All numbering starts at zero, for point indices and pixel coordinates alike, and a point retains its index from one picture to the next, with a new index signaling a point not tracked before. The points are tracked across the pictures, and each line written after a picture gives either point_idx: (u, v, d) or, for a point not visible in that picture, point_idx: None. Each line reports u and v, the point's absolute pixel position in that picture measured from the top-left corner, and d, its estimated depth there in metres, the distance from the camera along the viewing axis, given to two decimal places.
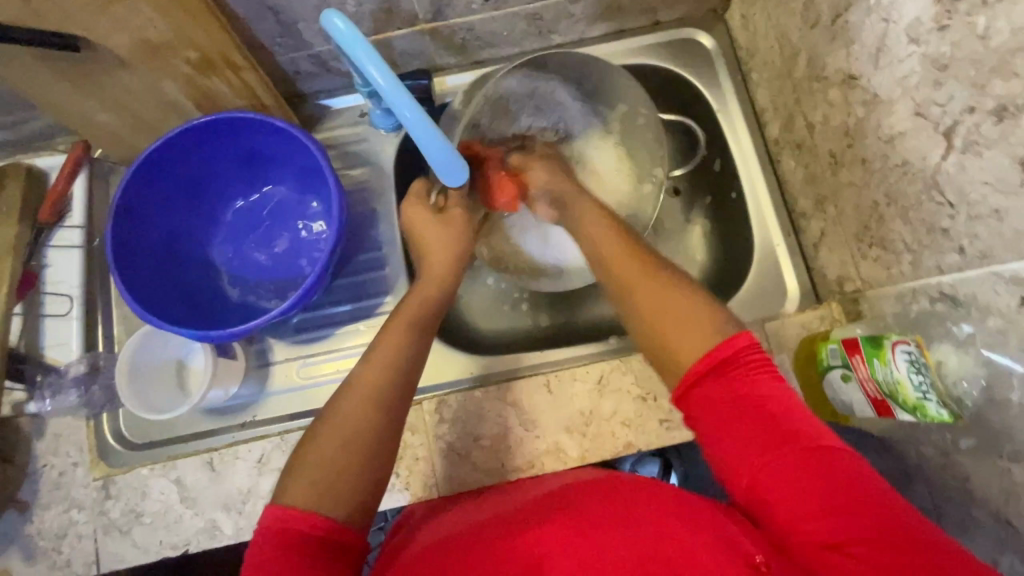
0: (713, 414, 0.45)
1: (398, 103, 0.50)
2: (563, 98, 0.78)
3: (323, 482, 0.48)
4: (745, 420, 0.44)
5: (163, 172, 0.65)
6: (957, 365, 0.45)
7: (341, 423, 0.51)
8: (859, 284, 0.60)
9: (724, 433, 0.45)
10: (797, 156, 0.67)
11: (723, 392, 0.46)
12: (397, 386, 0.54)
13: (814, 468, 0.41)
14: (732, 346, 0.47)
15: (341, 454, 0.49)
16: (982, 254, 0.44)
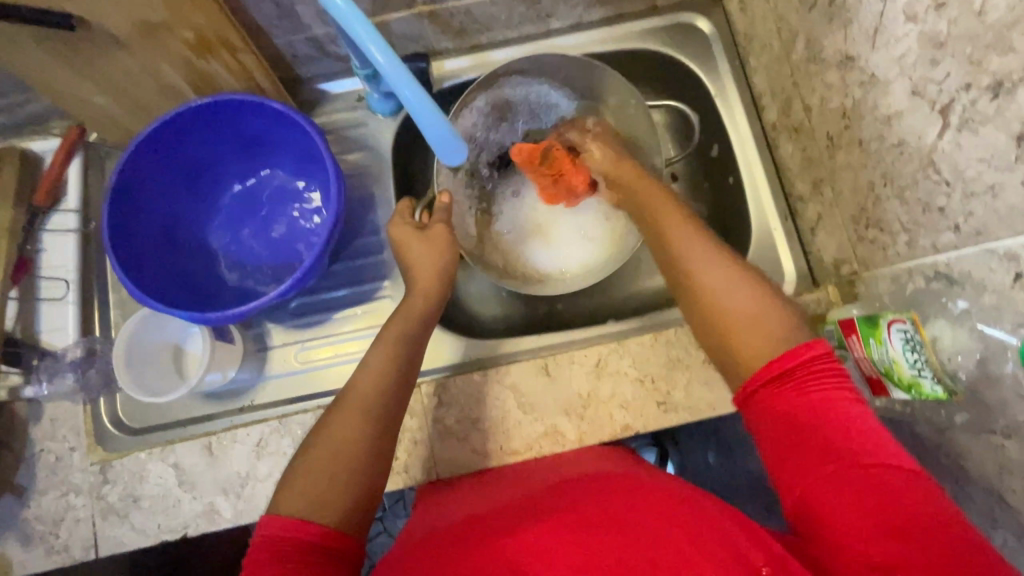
0: (778, 417, 0.46)
1: (397, 81, 0.50)
2: (558, 101, 0.78)
3: (315, 492, 0.49)
4: (808, 430, 0.44)
5: (162, 155, 0.64)
6: (952, 341, 0.46)
7: (332, 431, 0.53)
8: (855, 266, 0.61)
9: (783, 440, 0.45)
10: (795, 140, 0.67)
11: (787, 402, 0.46)
12: (383, 398, 0.55)
13: (874, 488, 0.40)
14: (811, 351, 0.47)
15: (332, 464, 0.51)
16: (977, 232, 0.44)
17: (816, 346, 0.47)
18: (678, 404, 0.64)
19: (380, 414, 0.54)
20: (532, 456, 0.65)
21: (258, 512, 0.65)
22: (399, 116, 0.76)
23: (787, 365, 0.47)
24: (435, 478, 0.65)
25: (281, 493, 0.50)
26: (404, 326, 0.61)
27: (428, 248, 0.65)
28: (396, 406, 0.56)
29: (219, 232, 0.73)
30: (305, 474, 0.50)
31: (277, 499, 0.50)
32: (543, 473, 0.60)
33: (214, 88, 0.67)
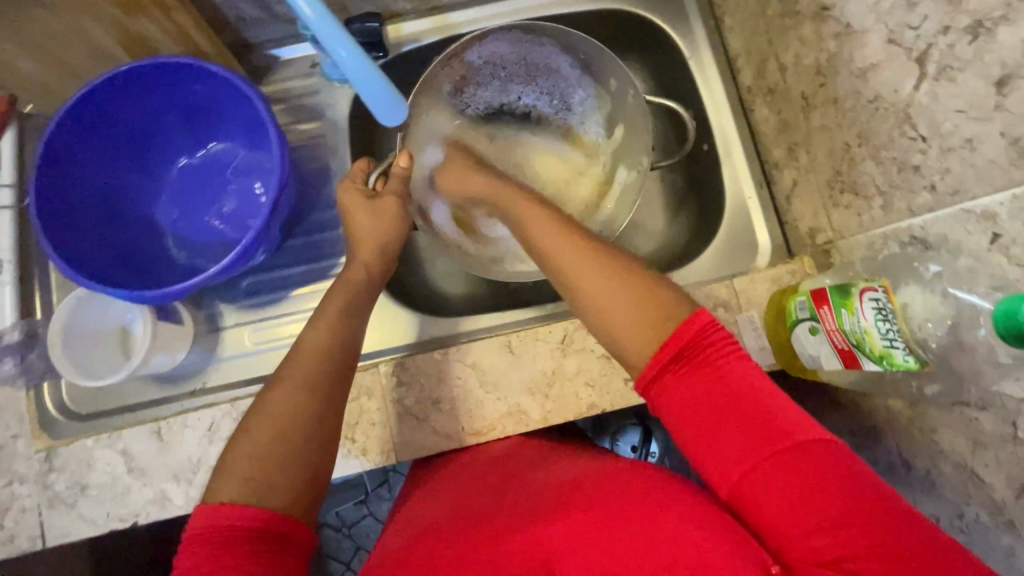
0: (690, 410, 0.44)
1: (334, 41, 0.47)
2: (558, 66, 0.72)
3: (258, 473, 0.47)
4: (728, 418, 0.42)
5: (94, 126, 0.59)
6: (924, 307, 0.43)
7: (271, 413, 0.49)
8: (831, 234, 0.57)
9: (707, 434, 0.43)
10: (769, 103, 0.64)
11: (693, 386, 0.44)
12: (325, 378, 0.52)
13: (802, 471, 0.40)
14: (695, 324, 0.45)
15: (278, 446, 0.48)
16: (954, 190, 0.41)
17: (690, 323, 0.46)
18: None
19: (326, 387, 0.52)
20: (496, 436, 0.62)
21: None
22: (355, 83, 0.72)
23: (671, 346, 0.45)
24: (395, 461, 0.62)
25: (218, 478, 0.47)
26: (352, 303, 0.58)
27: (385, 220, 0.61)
28: (338, 386, 0.53)
29: (166, 207, 0.69)
30: (246, 457, 0.47)
31: (214, 487, 0.47)
32: (512, 467, 0.60)
33: (150, 50, 0.63)
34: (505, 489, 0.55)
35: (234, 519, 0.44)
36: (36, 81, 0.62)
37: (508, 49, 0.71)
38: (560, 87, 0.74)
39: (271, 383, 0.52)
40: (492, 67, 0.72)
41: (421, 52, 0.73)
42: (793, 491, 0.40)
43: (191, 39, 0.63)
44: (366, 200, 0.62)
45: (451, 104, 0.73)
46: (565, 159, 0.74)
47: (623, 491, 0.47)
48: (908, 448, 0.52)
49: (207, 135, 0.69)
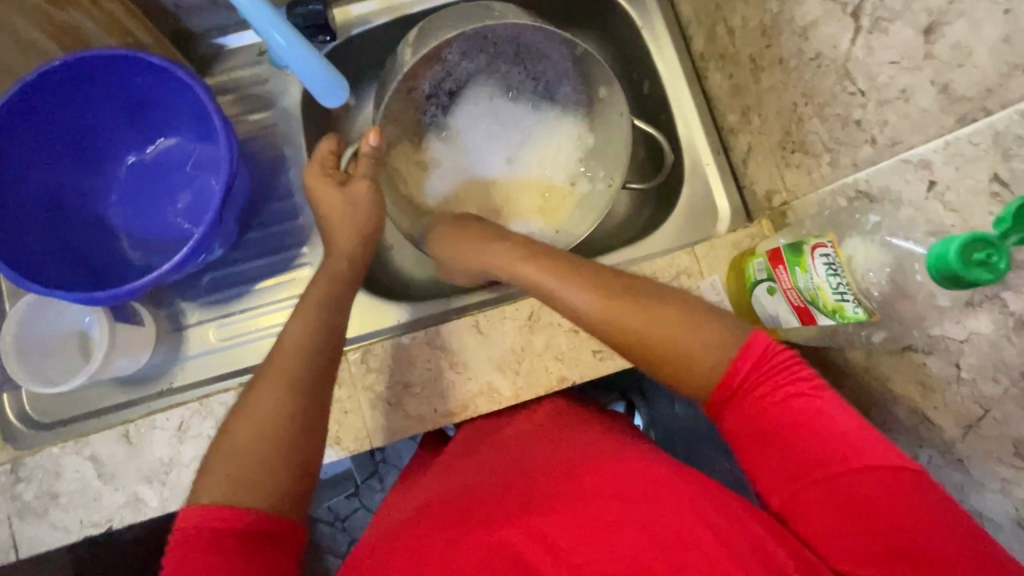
0: (752, 427, 0.45)
1: (268, 24, 0.48)
2: (547, 51, 0.70)
3: (240, 475, 0.46)
4: (780, 447, 0.44)
5: (29, 128, 0.57)
6: (866, 257, 0.43)
7: (251, 410, 0.49)
8: (786, 195, 0.58)
9: (760, 457, 0.45)
10: (721, 68, 0.64)
11: (755, 411, 0.45)
12: (306, 372, 0.52)
13: (850, 490, 0.42)
14: (747, 358, 0.46)
15: (258, 447, 0.47)
16: (892, 142, 0.42)
17: (744, 357, 0.46)
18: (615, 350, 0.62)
19: (311, 385, 0.52)
20: (469, 415, 0.63)
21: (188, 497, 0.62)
22: None
23: (730, 387, 0.46)
24: (370, 447, 0.62)
25: (201, 482, 0.46)
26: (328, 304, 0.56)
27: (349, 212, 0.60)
28: (321, 380, 0.53)
29: (118, 207, 0.67)
30: (226, 457, 0.47)
31: (197, 490, 0.46)
32: (510, 446, 0.60)
33: (85, 44, 0.61)
34: (499, 471, 0.56)
35: (220, 521, 0.44)
36: None
37: (503, 28, 0.67)
38: (547, 73, 0.73)
39: (252, 386, 0.51)
40: (482, 41, 0.70)
41: (372, 34, 0.71)
42: (829, 509, 0.42)
43: (127, 30, 0.61)
44: (338, 187, 0.60)
45: (434, 73, 0.71)
46: (539, 150, 0.75)
47: (621, 482, 0.48)
48: (866, 399, 0.53)
49: (155, 131, 0.67)
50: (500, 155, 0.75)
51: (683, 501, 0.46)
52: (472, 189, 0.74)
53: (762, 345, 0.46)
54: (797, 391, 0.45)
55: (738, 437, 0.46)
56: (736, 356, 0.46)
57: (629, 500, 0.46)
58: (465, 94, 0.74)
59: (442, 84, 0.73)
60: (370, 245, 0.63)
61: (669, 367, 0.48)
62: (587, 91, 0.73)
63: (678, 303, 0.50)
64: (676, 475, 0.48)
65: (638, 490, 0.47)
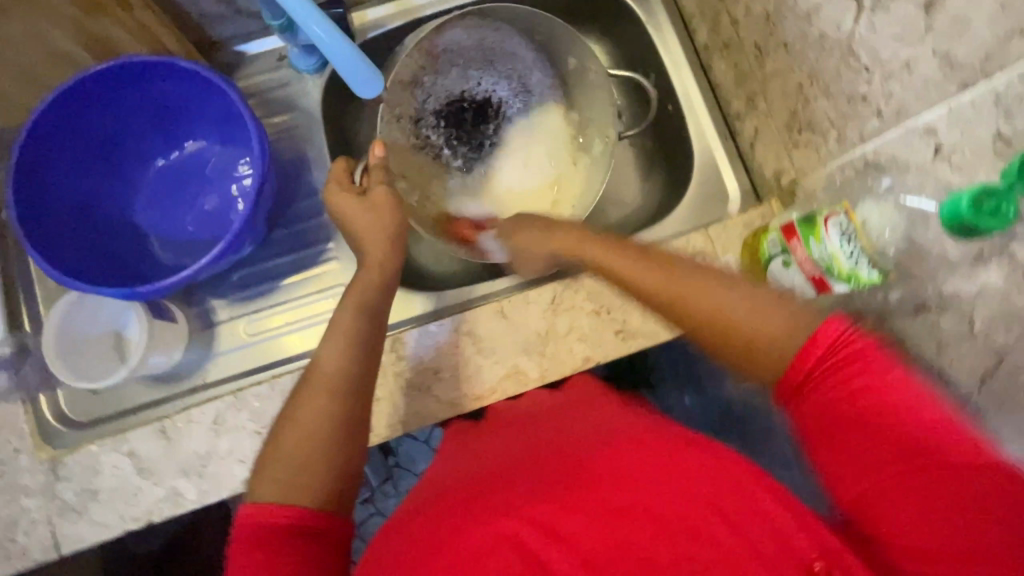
0: (822, 418, 0.40)
1: (306, 17, 0.46)
2: (514, 49, 0.76)
3: (293, 477, 0.48)
4: (858, 435, 0.39)
5: (62, 134, 0.59)
6: (881, 218, 0.47)
7: (297, 419, 0.51)
8: (794, 174, 0.61)
9: (832, 450, 0.40)
10: (725, 57, 0.67)
11: (825, 400, 0.40)
12: (345, 379, 0.53)
13: (936, 489, 0.36)
14: (815, 346, 0.41)
15: (310, 451, 0.49)
16: (898, 112, 0.45)
17: (815, 342, 0.41)
18: (637, 330, 0.65)
19: (353, 387, 0.53)
20: (498, 398, 0.65)
21: (225, 488, 0.63)
22: (324, 72, 0.72)
23: (795, 377, 0.42)
24: (402, 432, 0.64)
25: (258, 479, 0.49)
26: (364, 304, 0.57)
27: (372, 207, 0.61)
28: (362, 383, 0.54)
29: (144, 210, 0.69)
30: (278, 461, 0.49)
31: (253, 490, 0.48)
32: (537, 424, 0.57)
33: (114, 52, 0.63)
34: (522, 447, 0.53)
35: (273, 518, 0.46)
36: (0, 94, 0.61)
37: (461, 32, 0.73)
38: (517, 71, 0.77)
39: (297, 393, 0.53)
40: (446, 54, 0.74)
41: (387, 37, 0.74)
42: (914, 513, 0.36)
43: (156, 37, 0.63)
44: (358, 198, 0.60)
45: (412, 96, 0.74)
46: (534, 147, 0.77)
47: (633, 462, 0.44)
48: None
49: (181, 136, 0.69)
50: (495, 163, 0.76)
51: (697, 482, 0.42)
52: (482, 204, 0.75)
53: (830, 336, 0.41)
54: (874, 380, 0.39)
55: (809, 430, 0.41)
56: (808, 346, 0.41)
57: (636, 479, 0.43)
58: (450, 113, 0.76)
59: (426, 106, 0.76)
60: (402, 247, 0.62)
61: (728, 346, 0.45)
62: (558, 74, 0.77)
63: (754, 295, 0.45)
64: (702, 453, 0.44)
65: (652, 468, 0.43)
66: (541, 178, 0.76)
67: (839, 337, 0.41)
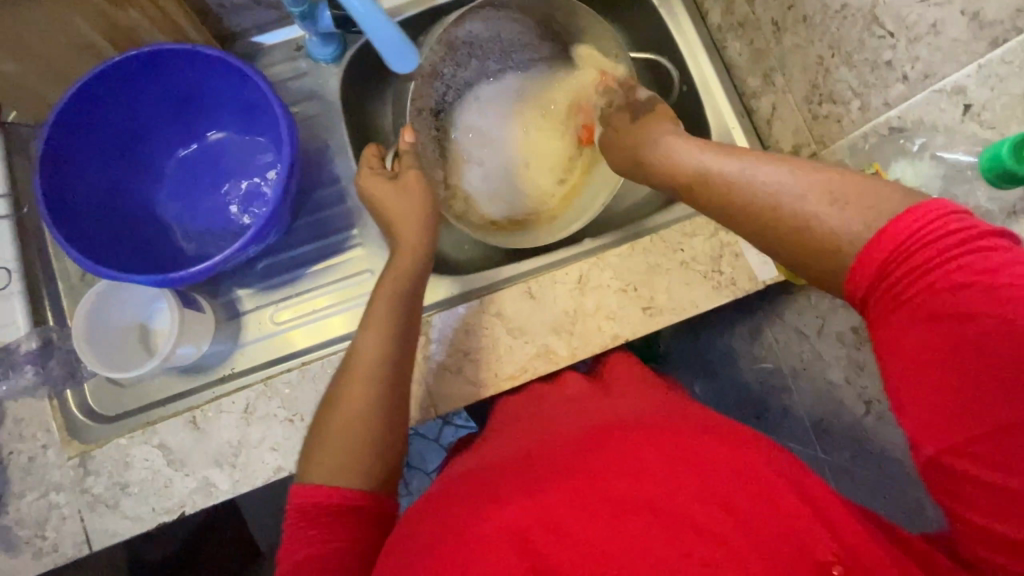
0: (907, 348, 0.37)
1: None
2: (531, 41, 0.76)
3: (344, 461, 0.47)
4: (950, 352, 0.35)
5: (85, 124, 0.59)
6: (914, 177, 0.48)
7: (340, 413, 0.49)
8: (813, 147, 0.62)
9: (914, 393, 0.37)
10: (741, 36, 0.68)
11: (914, 328, 0.37)
12: (384, 372, 0.51)
13: None
14: (885, 242, 0.39)
15: (357, 435, 0.48)
16: (925, 75, 0.46)
17: (885, 232, 0.39)
18: (663, 306, 0.65)
19: (395, 368, 0.52)
20: (528, 378, 0.65)
21: (258, 477, 0.63)
22: (342, 61, 0.73)
23: (870, 276, 0.39)
24: (434, 415, 0.64)
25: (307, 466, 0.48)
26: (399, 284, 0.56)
27: (403, 193, 0.61)
28: (401, 372, 0.52)
29: (166, 201, 0.68)
30: (326, 444, 0.48)
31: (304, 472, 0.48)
32: (592, 408, 0.56)
33: (136, 43, 0.63)
34: (574, 426, 0.52)
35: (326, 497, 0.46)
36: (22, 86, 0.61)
37: (480, 27, 0.73)
38: (535, 62, 0.77)
39: (338, 377, 0.52)
40: (466, 47, 0.74)
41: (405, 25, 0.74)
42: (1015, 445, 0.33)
43: (178, 26, 0.63)
44: (390, 180, 0.61)
45: (434, 89, 0.74)
46: (552, 133, 0.76)
47: (651, 456, 0.44)
48: None
49: (203, 126, 0.69)
50: (511, 152, 0.76)
51: (714, 478, 0.42)
52: (503, 195, 0.75)
53: (920, 218, 0.38)
54: (960, 293, 0.36)
55: (896, 375, 0.38)
56: (887, 224, 0.39)
57: (651, 474, 0.42)
58: (469, 104, 0.76)
59: (445, 99, 0.75)
60: (433, 225, 0.61)
61: (779, 240, 0.45)
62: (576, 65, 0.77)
63: (815, 182, 0.44)
64: (719, 445, 0.44)
65: (668, 462, 0.43)
66: (558, 162, 0.76)
67: (934, 216, 0.38)
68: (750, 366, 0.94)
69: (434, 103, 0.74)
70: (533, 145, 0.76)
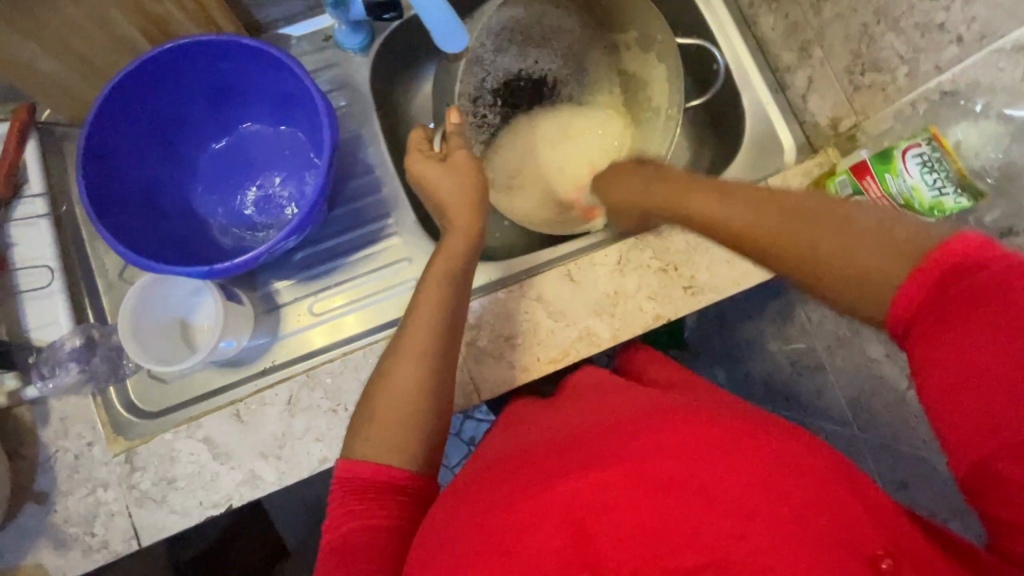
0: (946, 368, 0.36)
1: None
2: (569, 27, 0.76)
3: (392, 441, 0.46)
4: (996, 375, 0.34)
5: (122, 117, 0.58)
6: (978, 138, 0.48)
7: (388, 384, 0.48)
8: (855, 119, 0.62)
9: (952, 404, 0.36)
10: (775, 10, 0.67)
11: (955, 343, 0.36)
12: (435, 349, 0.50)
13: None
14: (928, 273, 0.38)
15: (406, 415, 0.47)
16: (982, 35, 0.45)
17: (925, 267, 0.39)
18: (705, 285, 0.65)
19: (447, 350, 0.51)
20: (571, 361, 0.64)
21: (303, 469, 0.63)
22: (371, 50, 0.72)
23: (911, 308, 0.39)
24: (478, 401, 0.64)
25: (354, 437, 0.47)
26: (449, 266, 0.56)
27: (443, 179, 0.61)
28: (452, 351, 0.51)
29: (202, 195, 0.68)
30: (374, 422, 0.47)
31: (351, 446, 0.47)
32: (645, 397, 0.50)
33: (169, 35, 0.63)
34: (624, 413, 0.46)
35: (379, 475, 0.45)
36: (58, 82, 0.61)
37: (520, 14, 0.73)
38: (573, 47, 0.76)
39: (385, 358, 0.51)
40: (507, 33, 0.73)
41: None
42: None
43: (211, 18, 0.63)
44: (439, 163, 0.61)
45: (472, 74, 0.73)
46: (592, 123, 0.77)
47: (691, 437, 0.39)
48: None
49: (236, 118, 0.68)
50: (546, 142, 0.77)
51: (760, 462, 0.37)
52: (537, 184, 0.76)
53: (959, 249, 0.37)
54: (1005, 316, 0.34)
55: (937, 388, 0.37)
56: (907, 273, 0.39)
57: (693, 454, 0.38)
58: (510, 93, 0.76)
59: (484, 85, 0.74)
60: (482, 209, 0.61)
61: (803, 253, 0.45)
62: (611, 46, 0.76)
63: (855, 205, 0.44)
64: (764, 431, 0.41)
65: (709, 443, 0.39)
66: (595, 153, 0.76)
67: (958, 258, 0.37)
68: (781, 348, 0.92)
69: (471, 88, 0.73)
70: (569, 134, 0.77)
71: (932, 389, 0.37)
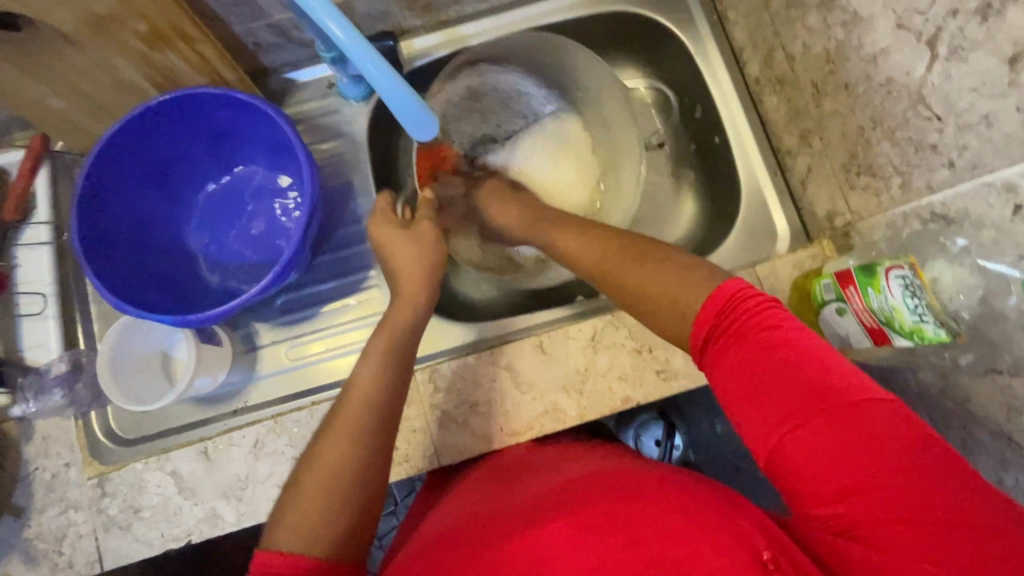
0: (735, 377, 0.40)
1: (383, 81, 0.47)
2: (523, 87, 0.76)
3: (312, 527, 0.46)
4: (773, 391, 0.38)
5: (124, 160, 0.61)
6: (953, 280, 0.45)
7: (318, 460, 0.49)
8: (849, 217, 0.58)
9: (749, 415, 0.39)
10: (778, 92, 0.65)
11: (735, 353, 0.40)
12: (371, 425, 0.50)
13: (848, 426, 0.36)
14: (705, 323, 0.42)
15: (328, 497, 0.47)
16: (973, 165, 0.43)
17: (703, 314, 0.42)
18: (678, 370, 0.63)
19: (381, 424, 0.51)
20: (533, 435, 0.63)
21: (261, 513, 0.63)
22: (371, 100, 0.74)
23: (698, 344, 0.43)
24: (437, 465, 0.63)
25: (279, 522, 0.47)
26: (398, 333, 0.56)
27: (409, 245, 0.61)
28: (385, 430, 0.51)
29: (197, 233, 0.71)
30: (297, 504, 0.47)
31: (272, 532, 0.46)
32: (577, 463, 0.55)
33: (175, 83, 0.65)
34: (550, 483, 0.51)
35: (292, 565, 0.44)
36: (66, 118, 0.64)
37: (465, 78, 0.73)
38: (529, 106, 0.76)
39: (319, 433, 0.51)
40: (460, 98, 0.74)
41: (433, 67, 0.74)
42: (834, 457, 0.36)
43: (215, 69, 0.64)
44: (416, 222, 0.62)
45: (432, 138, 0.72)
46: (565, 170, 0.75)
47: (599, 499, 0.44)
48: (943, 420, 0.53)
49: (234, 159, 0.70)
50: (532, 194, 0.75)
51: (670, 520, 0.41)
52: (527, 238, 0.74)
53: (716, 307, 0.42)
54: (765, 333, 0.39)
55: (730, 396, 0.40)
56: (699, 313, 0.42)
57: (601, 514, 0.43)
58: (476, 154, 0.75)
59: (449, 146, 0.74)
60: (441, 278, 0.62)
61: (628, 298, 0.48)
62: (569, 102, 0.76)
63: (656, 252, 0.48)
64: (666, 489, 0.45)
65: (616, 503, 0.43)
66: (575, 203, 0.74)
67: (735, 296, 0.41)
68: None
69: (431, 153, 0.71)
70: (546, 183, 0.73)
71: (727, 397, 0.40)
